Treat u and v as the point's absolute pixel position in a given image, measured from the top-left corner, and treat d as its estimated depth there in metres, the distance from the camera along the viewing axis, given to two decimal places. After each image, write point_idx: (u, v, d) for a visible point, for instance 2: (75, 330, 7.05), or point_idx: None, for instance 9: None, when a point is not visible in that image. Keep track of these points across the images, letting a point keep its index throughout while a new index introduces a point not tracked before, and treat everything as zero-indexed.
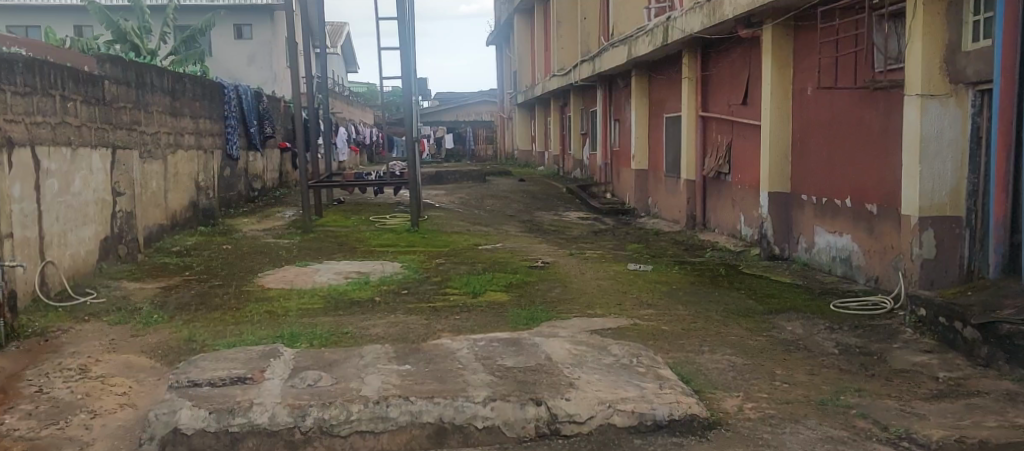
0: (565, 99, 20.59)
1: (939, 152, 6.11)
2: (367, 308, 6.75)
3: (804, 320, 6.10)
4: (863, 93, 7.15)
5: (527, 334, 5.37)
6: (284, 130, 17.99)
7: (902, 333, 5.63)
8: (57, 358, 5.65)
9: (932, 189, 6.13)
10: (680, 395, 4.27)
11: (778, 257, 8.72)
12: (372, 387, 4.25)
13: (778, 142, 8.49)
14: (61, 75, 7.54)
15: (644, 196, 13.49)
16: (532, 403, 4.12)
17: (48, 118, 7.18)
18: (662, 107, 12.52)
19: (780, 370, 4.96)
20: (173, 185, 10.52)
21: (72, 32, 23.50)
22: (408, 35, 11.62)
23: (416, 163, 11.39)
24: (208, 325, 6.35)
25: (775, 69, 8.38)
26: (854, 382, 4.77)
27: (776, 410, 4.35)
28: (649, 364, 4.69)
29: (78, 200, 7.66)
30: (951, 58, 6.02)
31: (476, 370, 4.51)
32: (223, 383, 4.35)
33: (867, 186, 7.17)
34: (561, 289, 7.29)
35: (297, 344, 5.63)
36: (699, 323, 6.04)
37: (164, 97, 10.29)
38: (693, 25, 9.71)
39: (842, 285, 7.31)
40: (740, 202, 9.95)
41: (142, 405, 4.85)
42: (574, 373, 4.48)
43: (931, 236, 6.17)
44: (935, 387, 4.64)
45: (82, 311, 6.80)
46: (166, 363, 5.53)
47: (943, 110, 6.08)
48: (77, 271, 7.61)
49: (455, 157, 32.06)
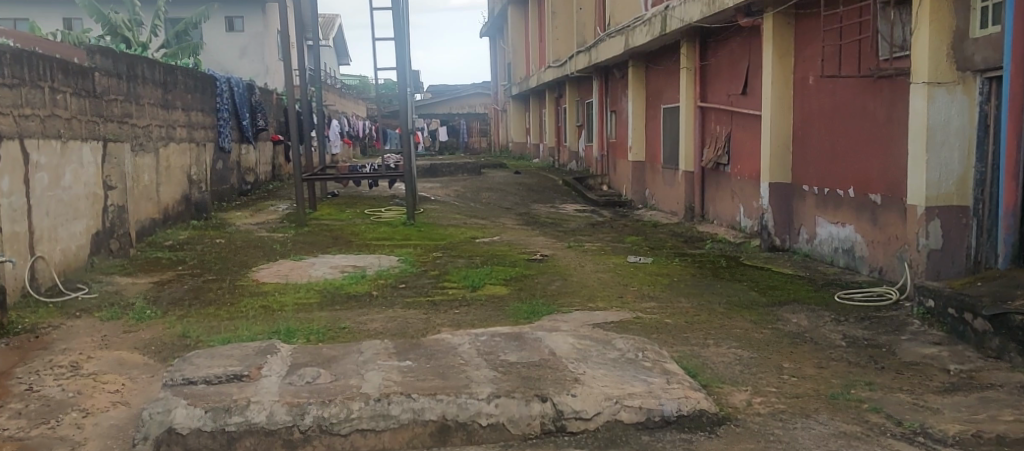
0: (559, 90, 20.45)
1: (945, 141, 6.02)
2: (364, 302, 6.65)
3: (809, 312, 6.01)
4: (866, 81, 7.06)
5: (529, 329, 5.27)
6: (277, 123, 17.82)
7: (910, 324, 5.54)
8: (48, 355, 5.53)
9: (939, 178, 6.04)
10: (688, 390, 4.16)
11: (779, 248, 8.64)
12: (372, 384, 4.13)
13: (779, 133, 8.39)
14: (51, 66, 7.40)
15: (641, 188, 13.44)
16: (537, 400, 4.01)
17: (38, 111, 7.04)
18: (660, 98, 12.42)
19: (788, 363, 4.86)
20: (165, 178, 10.36)
21: (60, 25, 23.21)
22: (403, 26, 11.49)
23: (412, 155, 11.22)
24: (202, 321, 6.23)
25: (776, 58, 8.27)
26: (864, 375, 4.66)
27: (786, 405, 4.25)
28: (655, 358, 4.59)
29: (69, 194, 7.52)
30: (960, 45, 5.93)
31: (478, 366, 4.40)
32: (219, 380, 4.21)
33: (872, 176, 7.08)
34: (561, 282, 7.19)
35: (294, 340, 5.50)
36: (702, 315, 5.95)
37: (156, 90, 10.13)
38: (692, 14, 9.59)
39: (845, 276, 7.24)
40: (739, 194, 9.87)
41: (135, 403, 4.75)
42: (579, 368, 4.37)
43: (938, 226, 6.08)
44: (947, 381, 4.55)
45: (73, 308, 6.67)
46: (160, 360, 5.43)
47: (950, 98, 5.98)
48: (69, 266, 7.49)
49: (449, 150, 31.85)
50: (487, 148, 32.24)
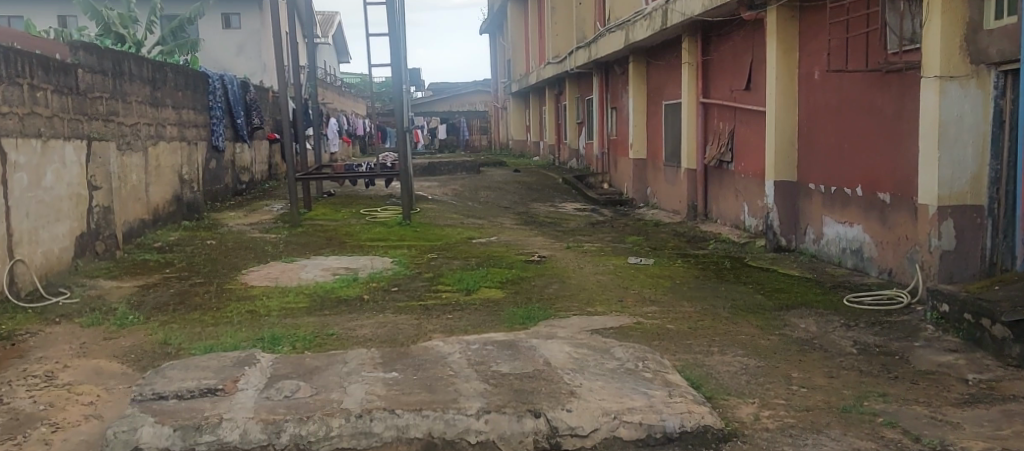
0: (559, 87, 20.18)
1: (958, 137, 5.75)
2: (354, 306, 6.40)
3: (817, 316, 5.75)
4: (875, 76, 6.79)
5: (525, 335, 5.03)
6: (273, 121, 17.57)
7: (924, 330, 5.28)
8: (23, 364, 5.29)
9: (951, 176, 5.78)
10: (691, 404, 3.91)
11: (785, 248, 8.37)
12: (354, 399, 3.87)
13: (784, 129, 8.13)
14: (31, 62, 7.17)
15: (642, 187, 13.18)
16: (530, 415, 3.76)
17: (16, 108, 6.81)
18: (661, 94, 12.15)
19: (796, 372, 4.60)
20: (154, 178, 10.11)
21: (55, 22, 22.99)
22: (398, 21, 11.22)
23: (408, 154, 10.95)
24: (185, 327, 5.99)
25: (780, 52, 8.00)
26: (877, 386, 4.40)
27: (796, 420, 4.00)
28: (656, 369, 4.33)
29: (51, 195, 7.26)
30: (973, 36, 5.67)
31: (469, 378, 4.15)
32: (191, 395, 3.96)
33: (881, 174, 6.82)
34: (559, 285, 6.93)
35: (279, 348, 5.25)
36: (706, 321, 5.69)
37: (143, 88, 9.88)
38: (692, 8, 9.35)
39: (853, 278, 6.98)
40: (743, 192, 9.60)
41: (109, 416, 4.50)
42: (576, 380, 4.12)
43: (951, 227, 5.82)
44: (966, 392, 4.29)
45: (53, 313, 6.43)
46: (139, 369, 5.19)
47: (962, 92, 5.71)
48: (51, 269, 7.24)
49: (449, 147, 31.53)
50: (488, 146, 31.97)
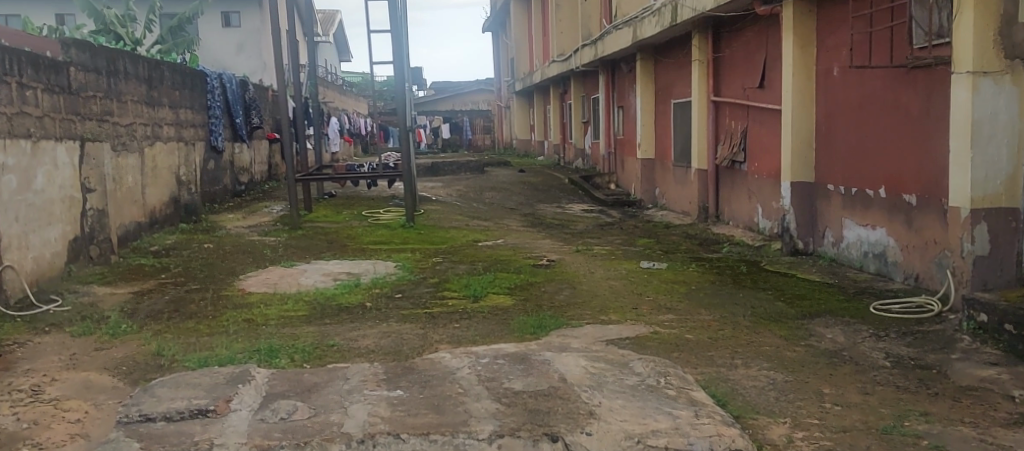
0: (564, 86, 19.89)
1: (992, 136, 5.46)
2: (356, 315, 6.11)
3: (844, 326, 5.46)
4: (899, 72, 6.50)
5: (537, 348, 4.74)
6: (272, 121, 17.28)
7: (959, 341, 4.98)
8: (7, 377, 5.00)
9: (985, 177, 5.49)
10: (720, 426, 3.62)
11: (802, 252, 8.07)
12: (355, 422, 3.59)
13: (801, 128, 7.83)
14: (19, 59, 6.89)
15: (651, 187, 12.88)
16: (546, 440, 3.48)
17: (3, 107, 6.53)
18: (670, 93, 11.85)
19: (828, 388, 4.31)
20: (151, 179, 9.83)
21: (53, 21, 22.70)
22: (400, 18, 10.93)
23: (411, 153, 10.65)
24: (179, 337, 5.70)
25: (797, 47, 7.71)
26: (916, 403, 4.11)
27: (832, 442, 3.71)
28: (679, 385, 4.05)
29: (41, 198, 6.97)
30: (1008, 30, 5.37)
31: (479, 397, 3.86)
32: (181, 416, 3.69)
33: (906, 175, 6.53)
34: (570, 291, 6.63)
35: (276, 360, 4.96)
36: (726, 330, 5.40)
37: (139, 86, 9.60)
38: (704, 3, 9.04)
39: (877, 283, 6.69)
40: (757, 193, 9.31)
41: (95, 436, 4.23)
42: (594, 398, 3.83)
43: (984, 230, 5.51)
44: (1014, 410, 4.00)
45: (43, 322, 6.16)
46: (129, 383, 4.90)
47: (996, 88, 5.43)
48: (42, 275, 6.97)
49: (453, 147, 31.28)
50: (491, 146, 31.72)
